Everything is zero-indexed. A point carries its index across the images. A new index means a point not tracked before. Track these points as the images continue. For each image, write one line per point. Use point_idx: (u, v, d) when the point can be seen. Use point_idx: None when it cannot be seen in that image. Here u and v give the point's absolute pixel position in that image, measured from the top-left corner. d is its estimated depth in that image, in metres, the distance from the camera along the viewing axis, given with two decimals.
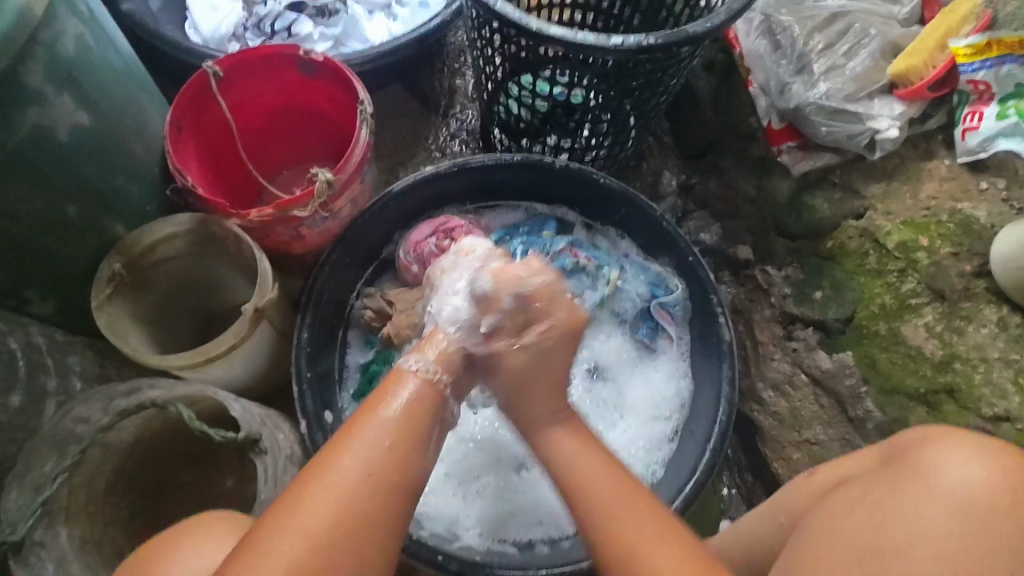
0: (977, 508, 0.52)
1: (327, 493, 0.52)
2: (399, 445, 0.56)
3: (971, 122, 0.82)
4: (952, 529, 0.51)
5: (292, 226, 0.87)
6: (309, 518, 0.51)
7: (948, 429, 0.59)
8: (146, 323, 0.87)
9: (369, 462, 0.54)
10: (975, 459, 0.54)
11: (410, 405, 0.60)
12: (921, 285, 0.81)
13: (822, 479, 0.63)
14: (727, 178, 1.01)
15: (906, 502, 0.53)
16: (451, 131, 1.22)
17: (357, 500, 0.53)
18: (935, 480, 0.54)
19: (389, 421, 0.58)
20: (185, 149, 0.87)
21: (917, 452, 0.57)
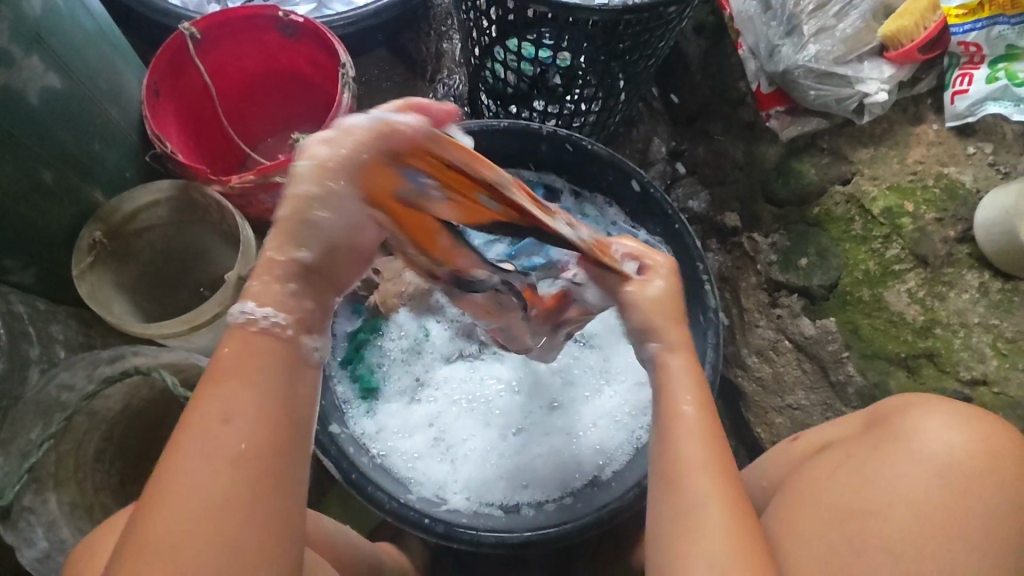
0: (957, 471, 0.52)
1: (186, 492, 0.37)
2: (262, 421, 0.39)
3: (961, 85, 0.81)
4: (930, 492, 0.52)
5: (275, 194, 0.86)
6: (162, 552, 0.36)
7: (931, 396, 0.59)
8: (128, 292, 0.87)
9: (224, 458, 0.38)
10: (957, 424, 0.54)
11: (253, 365, 0.40)
12: (904, 251, 0.81)
13: (803, 443, 0.63)
14: (716, 144, 1.01)
15: (886, 466, 0.54)
16: (439, 96, 1.20)
17: (221, 508, 0.37)
18: (916, 445, 0.54)
19: (241, 394, 0.39)
20: (163, 114, 0.86)
21: (899, 417, 0.57)
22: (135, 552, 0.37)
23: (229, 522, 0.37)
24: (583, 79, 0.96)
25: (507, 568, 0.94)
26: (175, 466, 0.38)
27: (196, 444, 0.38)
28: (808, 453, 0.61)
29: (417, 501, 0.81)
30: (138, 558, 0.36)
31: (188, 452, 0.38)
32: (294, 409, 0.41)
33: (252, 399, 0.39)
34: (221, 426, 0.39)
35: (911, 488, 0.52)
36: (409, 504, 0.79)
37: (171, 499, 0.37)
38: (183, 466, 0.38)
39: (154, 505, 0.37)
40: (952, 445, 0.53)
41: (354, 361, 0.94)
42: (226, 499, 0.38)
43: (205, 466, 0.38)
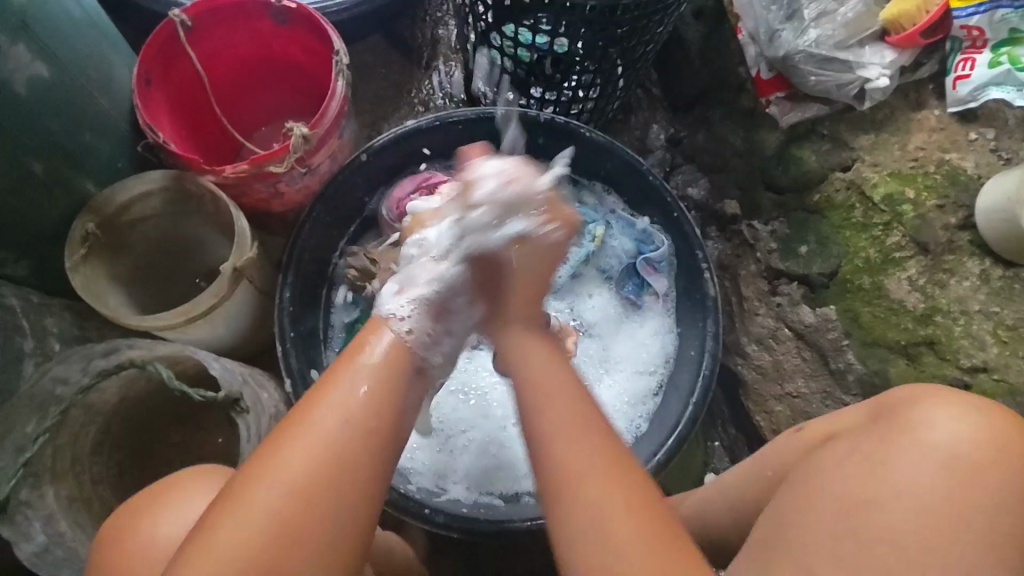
0: (962, 463, 0.52)
1: (283, 476, 0.48)
2: (373, 414, 0.52)
3: (964, 69, 0.80)
4: (935, 483, 0.51)
5: (270, 183, 0.85)
6: (267, 500, 0.47)
7: (937, 387, 0.58)
8: (123, 284, 0.86)
9: (336, 437, 0.50)
10: (962, 416, 0.54)
11: (392, 347, 0.57)
12: (905, 239, 0.80)
13: (806, 434, 0.62)
14: (716, 131, 0.99)
15: (892, 458, 0.53)
16: (435, 84, 1.18)
17: (318, 477, 0.48)
18: (922, 436, 0.53)
19: (364, 382, 0.53)
20: (156, 103, 0.84)
21: (905, 409, 0.56)
22: (241, 492, 0.47)
23: (324, 488, 0.48)
24: (581, 66, 0.95)
25: (509, 558, 0.94)
26: (292, 434, 0.49)
27: (315, 420, 0.50)
28: (811, 444, 0.61)
29: (417, 492, 0.81)
30: (243, 499, 0.47)
31: (306, 426, 0.50)
32: (405, 404, 0.55)
33: (373, 388, 0.53)
34: (339, 408, 0.51)
35: (916, 479, 0.52)
36: (408, 494, 0.79)
37: (283, 459, 0.48)
38: (297, 437, 0.49)
39: (267, 461, 0.48)
40: (957, 437, 0.53)
41: None
42: (315, 485, 0.48)
43: (314, 440, 0.49)
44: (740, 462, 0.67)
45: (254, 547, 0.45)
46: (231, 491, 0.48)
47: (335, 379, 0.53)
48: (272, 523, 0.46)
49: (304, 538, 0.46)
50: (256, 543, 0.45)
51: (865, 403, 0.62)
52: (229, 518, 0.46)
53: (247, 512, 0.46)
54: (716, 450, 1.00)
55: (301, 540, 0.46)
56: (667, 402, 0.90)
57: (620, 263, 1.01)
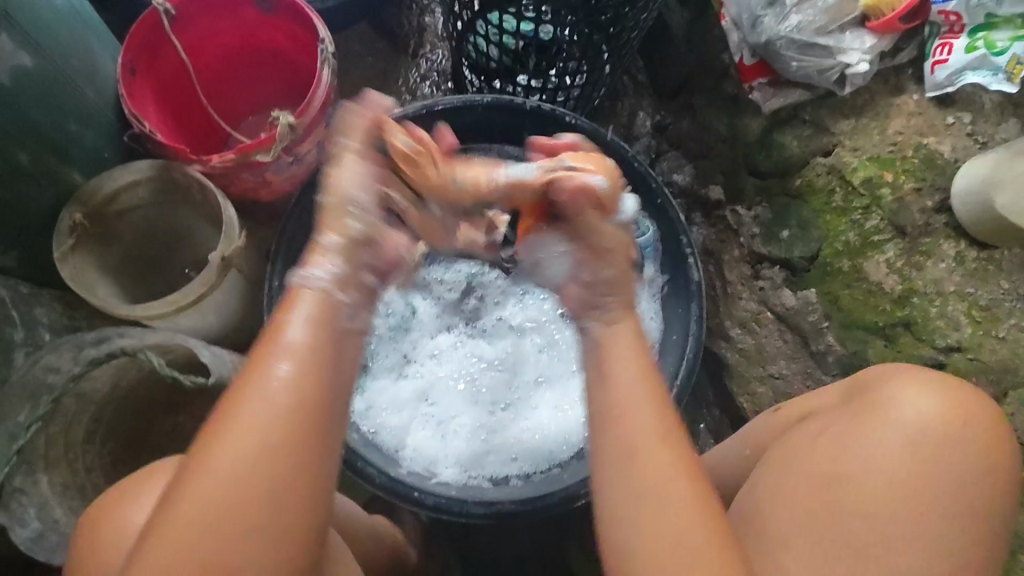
0: (931, 438, 0.53)
1: (225, 468, 0.45)
2: (304, 410, 0.47)
3: (941, 54, 0.81)
4: (904, 458, 0.53)
5: (257, 172, 0.85)
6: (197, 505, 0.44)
7: (909, 366, 0.60)
8: (112, 274, 0.87)
9: (257, 435, 0.45)
10: (929, 393, 0.55)
11: (313, 322, 0.50)
12: (883, 222, 0.82)
13: (784, 412, 0.63)
14: (700, 118, 1.01)
15: (866, 435, 0.55)
16: (422, 72, 1.18)
17: (246, 479, 0.44)
18: (892, 413, 0.55)
19: (288, 362, 0.48)
20: (141, 92, 0.85)
21: (878, 387, 0.57)
22: (175, 503, 0.44)
23: (259, 491, 0.44)
24: (565, 53, 0.95)
25: (499, 539, 0.96)
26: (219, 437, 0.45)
27: (242, 415, 0.46)
28: (788, 424, 0.62)
29: (408, 475, 0.83)
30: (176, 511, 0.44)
31: (234, 421, 0.45)
32: (338, 379, 0.49)
33: (297, 368, 0.47)
34: (265, 400, 0.46)
35: (887, 455, 0.53)
36: (400, 478, 0.81)
37: (206, 467, 0.44)
38: (219, 446, 0.45)
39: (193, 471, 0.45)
40: (929, 414, 0.54)
41: None
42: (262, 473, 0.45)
43: (241, 441, 0.45)
44: (723, 441, 0.69)
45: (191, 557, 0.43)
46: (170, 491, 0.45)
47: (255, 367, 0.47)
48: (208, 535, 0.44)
49: (247, 538, 0.44)
50: (195, 553, 0.43)
51: (839, 383, 0.63)
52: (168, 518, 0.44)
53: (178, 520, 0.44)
54: (702, 433, 1.02)
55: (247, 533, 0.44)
56: None
57: None
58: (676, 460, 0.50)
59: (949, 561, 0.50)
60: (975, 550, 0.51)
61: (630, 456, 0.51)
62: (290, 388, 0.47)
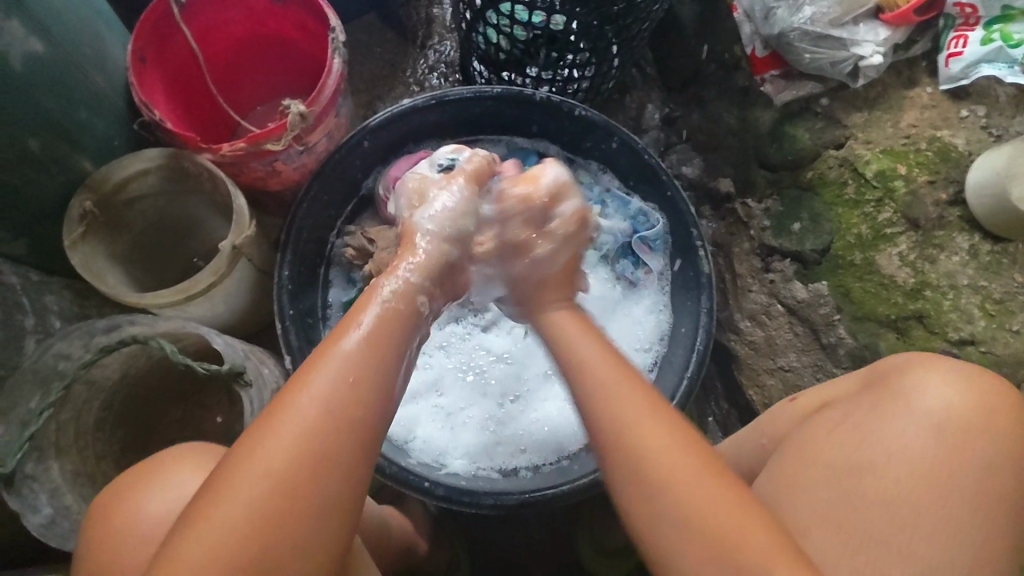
0: (952, 427, 0.54)
1: (277, 449, 0.48)
2: (357, 398, 0.52)
3: (956, 47, 0.81)
4: (927, 447, 0.53)
5: (267, 161, 0.85)
6: (248, 486, 0.47)
7: (928, 356, 0.60)
8: (121, 263, 0.86)
9: (311, 424, 0.50)
10: (951, 383, 0.55)
11: (376, 329, 0.57)
12: (897, 215, 0.81)
13: (800, 403, 0.63)
14: (710, 110, 1.00)
15: (887, 425, 0.55)
16: (430, 63, 1.18)
17: (298, 464, 0.48)
18: (913, 403, 0.55)
19: (349, 357, 0.54)
20: (151, 82, 0.84)
21: (898, 376, 0.57)
22: (227, 479, 0.48)
23: (309, 474, 0.48)
24: (576, 45, 0.95)
25: (507, 533, 0.96)
26: (274, 419, 0.50)
27: (297, 407, 0.50)
28: (805, 414, 0.62)
29: (417, 466, 0.82)
30: (227, 489, 0.47)
31: (291, 409, 0.50)
32: (389, 386, 0.55)
33: (354, 367, 0.53)
34: (320, 394, 0.51)
35: (907, 444, 0.53)
36: (410, 468, 0.81)
37: (258, 452, 0.48)
38: (274, 429, 0.49)
39: (243, 458, 0.48)
40: (949, 403, 0.54)
41: None
42: (310, 456, 0.49)
43: (296, 423, 0.49)
44: (738, 431, 0.68)
45: (240, 533, 0.46)
46: (219, 474, 0.48)
47: (314, 364, 0.53)
48: (257, 513, 0.46)
49: (294, 516, 0.47)
50: (243, 527, 0.46)
51: (857, 373, 0.63)
52: (219, 497, 0.47)
53: (230, 501, 0.47)
54: (710, 426, 1.02)
55: (295, 510, 0.47)
56: (661, 378, 0.92)
57: (615, 241, 1.03)
58: (661, 428, 0.54)
59: (975, 550, 0.50)
60: (997, 540, 0.50)
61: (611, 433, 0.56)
62: (346, 381, 0.52)
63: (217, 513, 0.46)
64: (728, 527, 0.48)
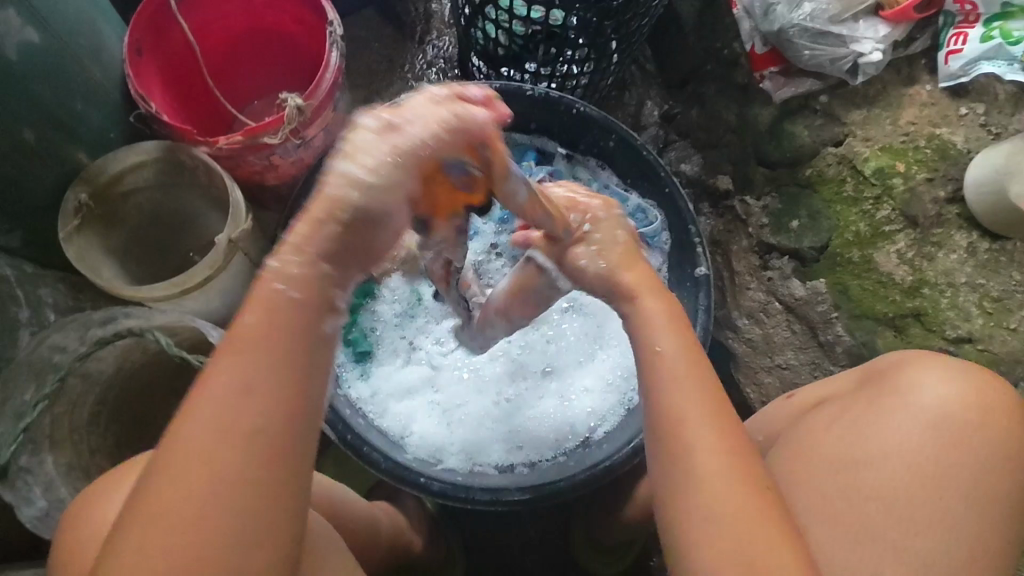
0: (950, 424, 0.53)
1: (173, 489, 0.41)
2: (258, 410, 0.43)
3: (956, 44, 0.81)
4: (924, 444, 0.53)
5: (263, 155, 0.84)
6: (149, 536, 0.40)
7: (925, 352, 0.59)
8: (116, 256, 0.86)
9: (223, 425, 0.42)
10: (949, 379, 0.55)
11: (261, 321, 0.44)
12: (895, 212, 0.81)
13: (798, 400, 0.63)
14: (709, 107, 1.01)
15: (884, 422, 0.54)
16: (428, 58, 1.18)
17: (219, 469, 0.42)
18: (911, 399, 0.55)
19: (237, 360, 0.43)
20: (148, 74, 0.84)
21: (895, 372, 0.57)
22: (126, 532, 0.41)
23: (217, 509, 0.41)
24: (574, 40, 0.95)
25: (504, 529, 0.96)
26: (169, 452, 0.42)
27: (189, 434, 0.42)
28: (803, 410, 0.61)
29: (413, 461, 0.82)
30: (127, 543, 0.41)
31: (182, 437, 0.42)
32: (295, 382, 0.44)
33: (246, 371, 0.43)
34: (233, 387, 0.43)
35: (906, 440, 0.53)
36: (406, 464, 0.80)
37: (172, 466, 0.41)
38: (169, 465, 0.42)
39: (140, 504, 0.41)
40: (947, 399, 0.54)
41: (347, 325, 0.95)
42: (216, 488, 0.41)
43: (191, 455, 0.42)
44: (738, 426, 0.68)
45: None
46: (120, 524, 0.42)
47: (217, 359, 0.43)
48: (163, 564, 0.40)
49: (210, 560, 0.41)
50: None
51: (854, 371, 0.63)
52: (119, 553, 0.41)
53: (150, 520, 0.41)
54: None
55: (210, 552, 0.41)
56: None
57: None
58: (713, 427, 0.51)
59: (971, 547, 0.50)
60: (993, 535, 0.50)
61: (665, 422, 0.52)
62: (256, 374, 0.43)
63: (140, 539, 0.40)
64: (754, 523, 0.48)
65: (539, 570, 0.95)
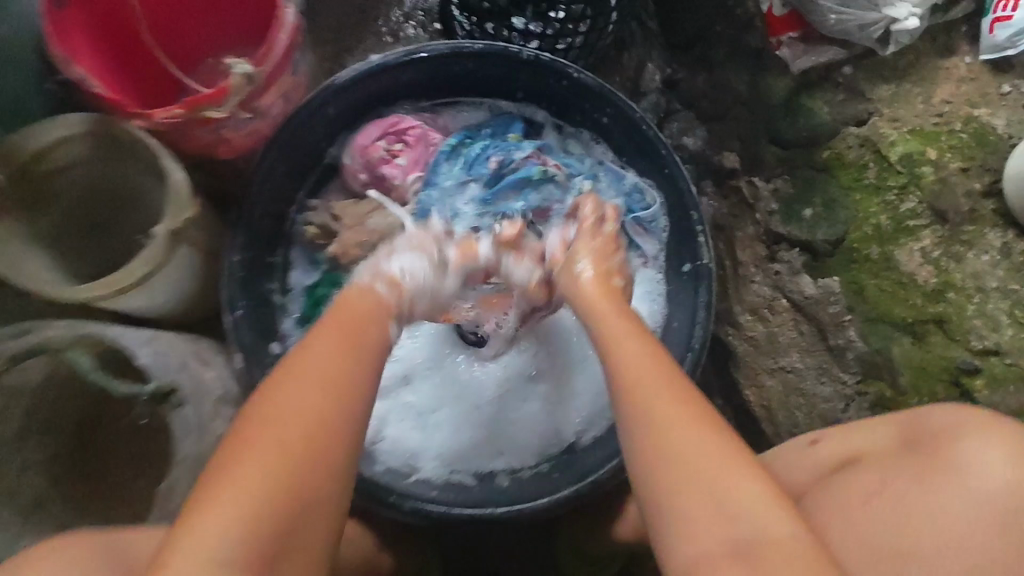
0: (1012, 513, 0.49)
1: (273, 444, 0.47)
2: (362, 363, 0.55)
3: (1004, 10, 0.70)
4: (988, 541, 0.48)
5: (212, 129, 0.74)
6: (244, 488, 0.45)
7: (977, 411, 0.56)
8: (46, 245, 0.76)
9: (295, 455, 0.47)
10: (1010, 461, 0.51)
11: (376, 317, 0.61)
12: (922, 205, 0.73)
13: (822, 450, 0.59)
14: (717, 75, 0.92)
15: (936, 499, 0.51)
16: (405, 10, 1.05)
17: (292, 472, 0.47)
18: (969, 480, 0.51)
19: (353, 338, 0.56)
20: (74, 33, 0.72)
21: (951, 442, 0.53)
22: (226, 480, 0.46)
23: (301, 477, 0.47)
24: None
25: (484, 536, 0.90)
26: (279, 400, 0.50)
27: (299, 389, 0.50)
28: (826, 469, 0.58)
29: (385, 475, 0.76)
30: (223, 492, 0.45)
31: (295, 391, 0.50)
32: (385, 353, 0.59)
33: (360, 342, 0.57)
34: (325, 377, 0.52)
35: (965, 527, 0.49)
36: (375, 479, 0.73)
37: (243, 466, 0.46)
38: (277, 414, 0.49)
39: (244, 449, 0.47)
40: (1011, 484, 0.50)
41: (313, 320, 0.87)
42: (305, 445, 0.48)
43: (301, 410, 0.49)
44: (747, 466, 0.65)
45: (228, 544, 0.44)
46: (218, 463, 0.47)
47: (308, 353, 0.54)
48: (248, 519, 0.44)
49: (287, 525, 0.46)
50: (237, 531, 0.44)
51: (892, 419, 0.59)
52: (211, 503, 0.45)
53: (223, 512, 0.44)
54: None
55: (290, 517, 0.46)
56: None
57: None
58: (712, 442, 0.49)
59: None
60: None
61: (646, 428, 0.52)
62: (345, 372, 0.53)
63: (210, 505, 0.45)
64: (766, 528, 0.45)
65: None
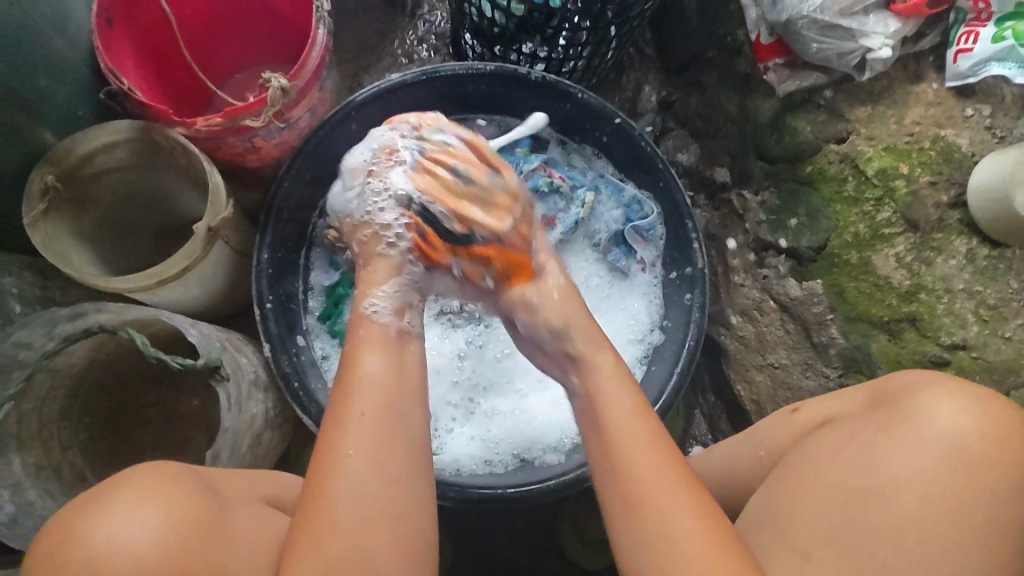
0: (963, 452, 0.55)
1: (344, 495, 0.52)
2: (384, 423, 0.55)
3: (965, 43, 0.79)
4: (938, 474, 0.54)
5: (245, 137, 0.79)
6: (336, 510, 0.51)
7: (937, 375, 0.61)
8: (92, 240, 0.81)
9: (367, 448, 0.54)
10: (958, 406, 0.56)
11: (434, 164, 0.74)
12: (895, 215, 0.80)
13: (802, 416, 0.64)
14: (709, 96, 0.99)
15: (893, 451, 0.56)
16: (419, 34, 1.13)
17: (389, 492, 0.53)
18: (921, 427, 0.56)
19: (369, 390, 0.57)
20: (119, 46, 0.78)
21: (908, 398, 0.58)
22: (315, 518, 0.51)
23: (388, 494, 0.53)
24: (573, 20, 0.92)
25: (489, 521, 0.95)
26: (328, 460, 0.53)
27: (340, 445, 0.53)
28: (807, 430, 0.63)
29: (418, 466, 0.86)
30: (324, 516, 0.51)
31: (336, 449, 0.53)
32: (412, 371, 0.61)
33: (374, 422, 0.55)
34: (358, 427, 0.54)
35: (920, 470, 0.54)
36: None
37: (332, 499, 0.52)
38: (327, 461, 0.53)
39: (318, 495, 0.52)
40: (961, 428, 0.55)
41: (333, 316, 0.91)
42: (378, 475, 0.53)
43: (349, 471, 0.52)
44: (731, 439, 0.70)
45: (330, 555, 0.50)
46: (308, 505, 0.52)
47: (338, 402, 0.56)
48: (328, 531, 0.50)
49: (387, 515, 0.52)
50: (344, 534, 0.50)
51: (864, 388, 0.64)
52: (319, 517, 0.51)
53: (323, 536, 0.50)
54: (697, 419, 1.05)
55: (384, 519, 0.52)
56: (650, 373, 0.91)
57: (608, 229, 1.00)
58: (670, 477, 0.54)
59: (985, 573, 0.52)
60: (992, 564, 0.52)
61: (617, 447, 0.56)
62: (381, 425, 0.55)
63: (315, 522, 0.51)
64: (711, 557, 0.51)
65: (527, 563, 0.95)
